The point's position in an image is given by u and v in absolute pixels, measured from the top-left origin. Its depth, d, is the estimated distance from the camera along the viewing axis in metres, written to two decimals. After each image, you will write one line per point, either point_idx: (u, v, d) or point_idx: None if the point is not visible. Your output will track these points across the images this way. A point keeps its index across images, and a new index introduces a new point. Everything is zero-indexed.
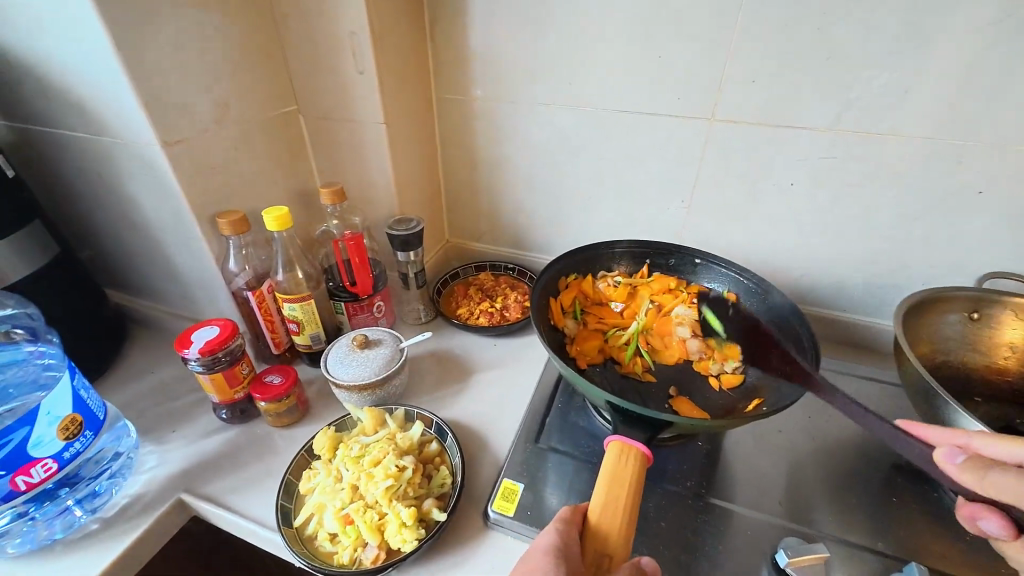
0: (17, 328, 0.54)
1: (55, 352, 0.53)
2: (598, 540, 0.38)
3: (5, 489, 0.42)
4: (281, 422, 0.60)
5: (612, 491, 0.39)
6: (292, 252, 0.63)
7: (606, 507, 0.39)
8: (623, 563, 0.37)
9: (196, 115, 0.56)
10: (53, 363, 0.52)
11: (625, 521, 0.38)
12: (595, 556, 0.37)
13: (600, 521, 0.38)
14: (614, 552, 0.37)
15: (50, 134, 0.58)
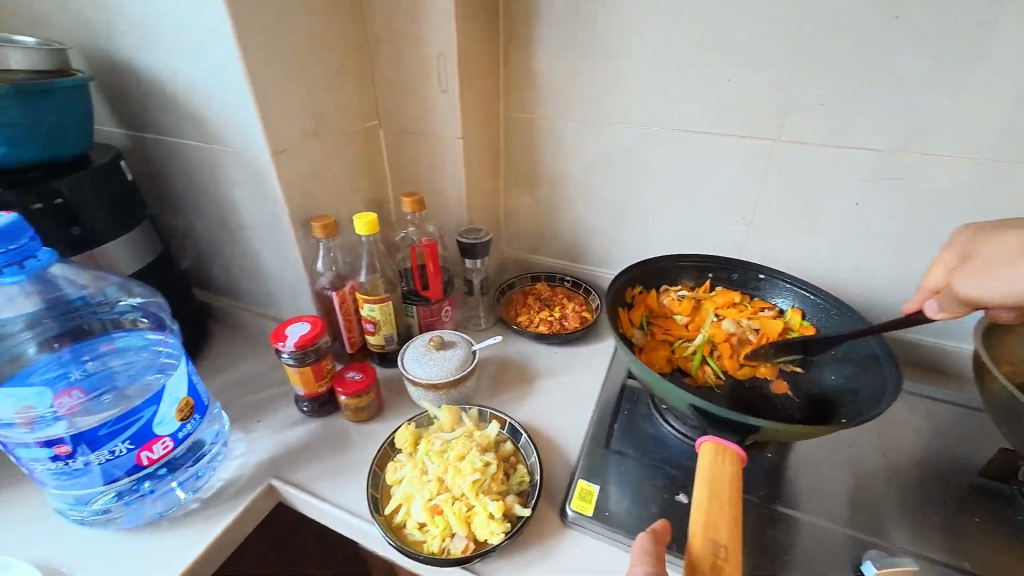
0: (144, 316, 0.58)
1: (171, 341, 0.57)
2: (705, 544, 0.37)
3: (132, 462, 0.47)
4: (358, 417, 0.63)
5: (717, 500, 0.39)
6: (375, 256, 0.67)
7: (713, 512, 0.38)
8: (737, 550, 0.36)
9: (298, 128, 0.61)
10: (169, 351, 0.56)
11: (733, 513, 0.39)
12: (709, 543, 0.37)
13: (705, 528, 0.38)
14: (727, 540, 0.37)
15: (164, 142, 0.64)
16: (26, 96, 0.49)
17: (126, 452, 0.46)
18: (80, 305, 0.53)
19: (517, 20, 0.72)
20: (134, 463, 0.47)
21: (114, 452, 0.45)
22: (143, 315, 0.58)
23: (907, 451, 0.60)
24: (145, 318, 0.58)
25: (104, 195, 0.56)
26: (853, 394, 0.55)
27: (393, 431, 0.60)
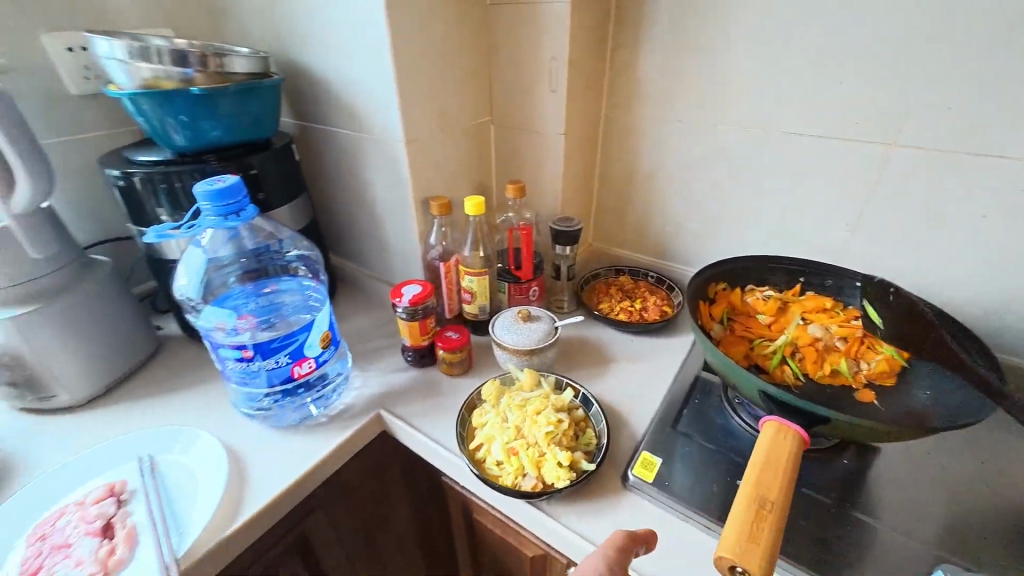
0: (302, 265, 0.75)
1: (318, 287, 0.72)
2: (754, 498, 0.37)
3: (287, 373, 0.60)
4: (451, 371, 0.72)
5: (773, 466, 0.39)
6: (479, 234, 0.76)
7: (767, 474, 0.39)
8: (782, 507, 0.36)
9: (427, 120, 0.72)
10: (316, 295, 0.70)
11: (784, 480, 0.39)
12: (755, 496, 0.37)
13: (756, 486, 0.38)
14: (774, 498, 0.37)
15: (323, 130, 0.79)
16: (243, 92, 0.66)
17: (285, 364, 0.60)
18: (264, 252, 0.71)
19: (627, 25, 0.77)
20: (288, 375, 0.61)
21: (277, 363, 0.59)
22: (301, 264, 0.75)
23: (1014, 483, 0.56)
24: (302, 267, 0.75)
25: (281, 169, 0.72)
26: (949, 408, 0.54)
27: (478, 387, 0.69)
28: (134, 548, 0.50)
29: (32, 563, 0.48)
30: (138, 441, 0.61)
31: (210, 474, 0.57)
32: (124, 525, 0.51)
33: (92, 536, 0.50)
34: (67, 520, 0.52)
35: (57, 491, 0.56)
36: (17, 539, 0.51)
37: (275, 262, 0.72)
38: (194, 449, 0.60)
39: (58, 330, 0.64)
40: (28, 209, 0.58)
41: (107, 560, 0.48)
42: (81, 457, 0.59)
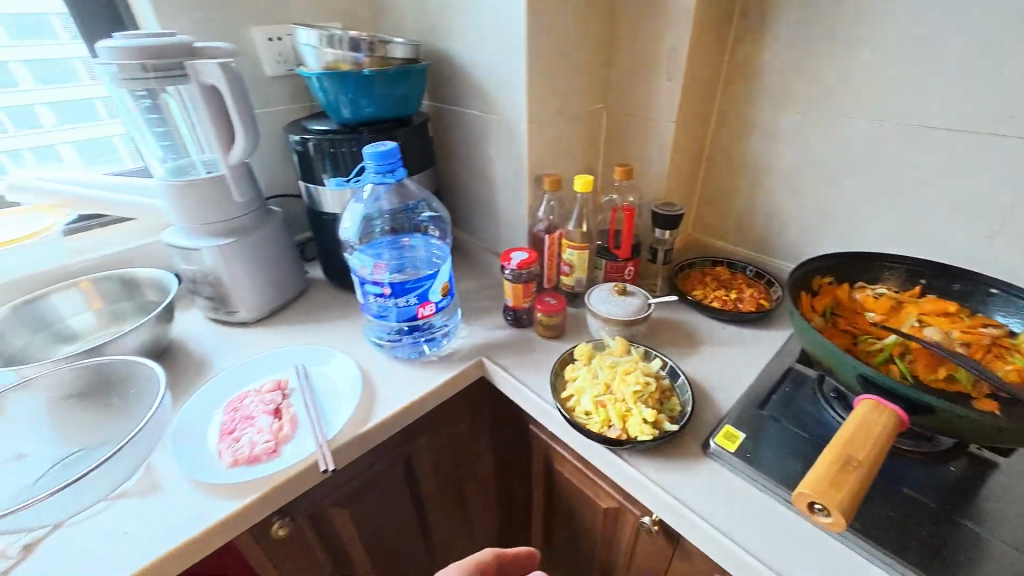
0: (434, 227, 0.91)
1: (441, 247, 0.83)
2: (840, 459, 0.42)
3: (414, 313, 0.70)
4: (546, 333, 0.80)
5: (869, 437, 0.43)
6: (584, 211, 0.82)
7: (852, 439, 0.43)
8: (870, 466, 0.40)
9: (549, 104, 0.79)
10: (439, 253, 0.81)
11: (875, 448, 0.42)
12: (844, 454, 0.42)
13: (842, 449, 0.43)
14: (863, 459, 0.41)
15: (453, 111, 0.90)
16: (400, 75, 0.78)
17: (413, 304, 0.69)
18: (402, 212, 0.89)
19: (753, 15, 0.78)
20: (414, 314, 0.71)
21: (406, 302, 0.69)
22: (433, 227, 0.91)
23: None
24: (434, 228, 0.91)
25: (421, 143, 0.86)
26: None
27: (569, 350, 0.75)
28: (298, 429, 0.63)
29: (229, 425, 0.62)
30: (297, 353, 0.76)
31: (351, 385, 0.69)
32: (290, 410, 0.65)
33: (269, 413, 0.63)
34: (251, 399, 0.66)
35: (241, 381, 0.71)
36: (217, 409, 0.66)
37: (411, 222, 0.90)
38: (335, 363, 0.73)
39: (245, 259, 0.82)
40: (241, 161, 0.75)
41: (281, 431, 0.61)
42: (258, 360, 0.75)
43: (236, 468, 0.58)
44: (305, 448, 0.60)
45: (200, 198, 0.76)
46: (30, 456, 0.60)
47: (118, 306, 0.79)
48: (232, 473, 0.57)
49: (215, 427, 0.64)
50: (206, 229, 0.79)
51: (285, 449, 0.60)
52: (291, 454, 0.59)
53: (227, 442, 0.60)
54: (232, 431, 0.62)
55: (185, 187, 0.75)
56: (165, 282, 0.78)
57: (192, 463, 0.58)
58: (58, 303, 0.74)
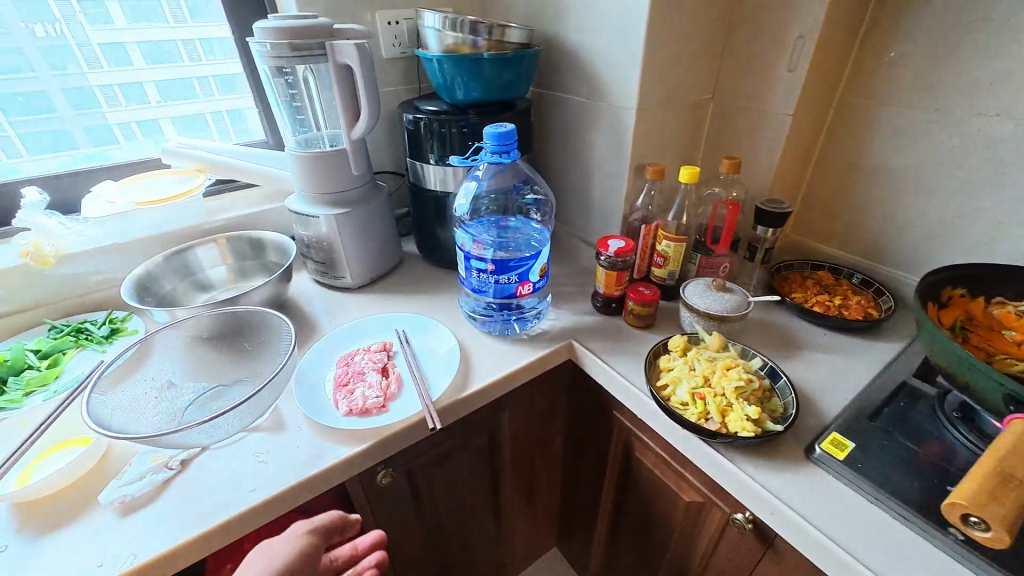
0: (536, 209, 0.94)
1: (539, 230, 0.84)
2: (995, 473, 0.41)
3: (514, 291, 0.73)
4: (636, 322, 0.80)
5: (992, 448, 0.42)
6: (685, 203, 0.81)
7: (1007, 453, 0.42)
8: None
9: (659, 91, 0.77)
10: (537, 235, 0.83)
11: None
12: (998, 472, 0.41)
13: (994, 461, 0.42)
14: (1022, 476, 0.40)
15: (556, 96, 0.90)
16: (515, 60, 0.81)
17: (513, 282, 0.72)
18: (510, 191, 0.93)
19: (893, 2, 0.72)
20: (512, 292, 0.73)
21: (507, 280, 0.71)
22: (536, 210, 0.94)
23: None
24: (536, 211, 0.94)
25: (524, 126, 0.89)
26: None
27: (662, 342, 0.75)
28: (403, 389, 0.68)
29: (343, 377, 0.68)
30: (397, 320, 0.81)
31: (450, 354, 0.73)
32: (395, 371, 0.70)
33: (378, 371, 0.69)
34: (360, 357, 0.72)
35: (349, 341, 0.77)
36: (331, 363, 0.72)
37: (516, 202, 0.94)
38: (432, 331, 0.78)
39: (353, 229, 0.87)
40: (361, 136, 0.80)
41: (388, 388, 0.67)
42: (363, 323, 0.80)
43: (350, 417, 0.63)
44: (410, 406, 0.65)
45: (322, 169, 0.82)
46: (179, 385, 0.69)
47: (245, 263, 0.90)
48: (347, 421, 0.63)
49: (329, 379, 0.70)
50: (324, 199, 0.85)
51: (393, 405, 0.65)
52: (398, 410, 0.64)
53: (342, 392, 0.66)
54: (345, 383, 0.67)
55: (311, 158, 0.81)
56: (286, 245, 0.86)
57: (313, 407, 0.64)
58: (201, 255, 0.87)
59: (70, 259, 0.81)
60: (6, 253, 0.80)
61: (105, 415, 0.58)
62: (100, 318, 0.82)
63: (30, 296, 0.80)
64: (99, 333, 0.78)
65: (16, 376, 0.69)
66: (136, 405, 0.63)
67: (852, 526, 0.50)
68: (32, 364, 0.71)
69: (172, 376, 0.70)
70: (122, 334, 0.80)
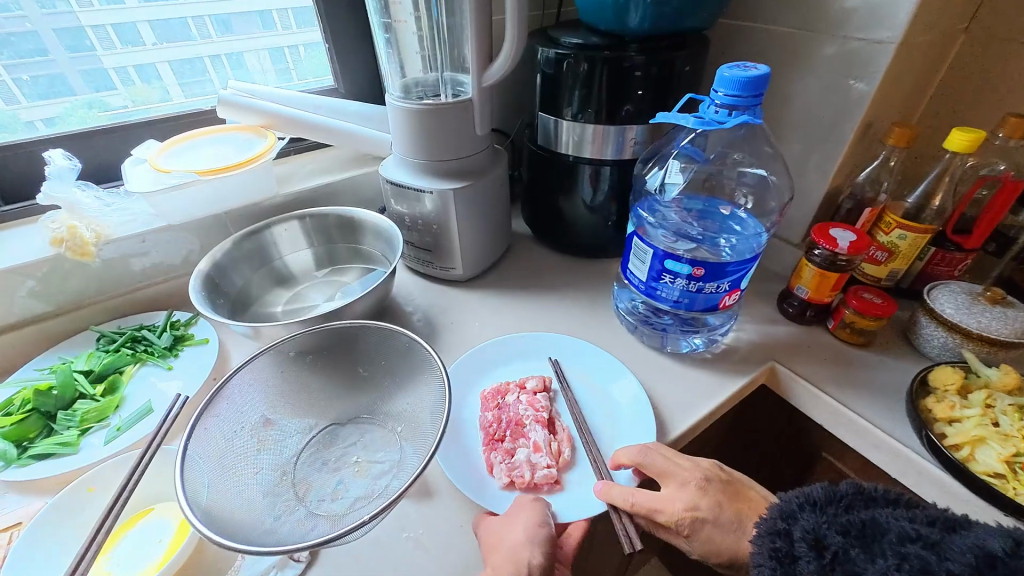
0: (744, 188, 0.67)
1: (733, 239, 0.63)
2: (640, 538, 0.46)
3: (718, 301, 0.54)
4: (851, 338, 0.61)
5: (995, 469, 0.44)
6: (938, 181, 0.60)
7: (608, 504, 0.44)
8: None
9: (930, 16, 0.53)
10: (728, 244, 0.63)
11: None
12: None
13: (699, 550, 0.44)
14: None
15: (745, 26, 0.67)
16: None
17: (722, 291, 0.53)
18: (727, 161, 0.66)
19: None
20: (716, 303, 0.54)
21: (717, 288, 0.53)
22: (750, 192, 0.67)
23: None
24: (748, 195, 0.67)
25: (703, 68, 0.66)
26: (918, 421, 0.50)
27: (918, 371, 0.56)
28: (576, 453, 0.50)
29: (497, 430, 0.51)
30: (542, 342, 0.62)
31: (632, 411, 0.53)
32: (564, 426, 0.52)
33: (543, 425, 0.51)
34: (515, 399, 0.54)
35: (486, 368, 0.59)
36: (472, 402, 0.55)
37: (727, 178, 0.67)
38: (590, 357, 0.60)
39: (474, 212, 0.67)
40: (495, 82, 0.59)
41: (562, 452, 0.49)
42: (498, 344, 0.61)
43: (513, 493, 0.46)
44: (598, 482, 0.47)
45: (439, 130, 0.61)
46: (277, 424, 0.52)
47: (334, 246, 0.72)
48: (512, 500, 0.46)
49: (476, 427, 0.52)
50: (439, 169, 0.64)
51: (569, 480, 0.48)
52: (584, 489, 0.47)
53: (498, 454, 0.49)
54: (502, 440, 0.50)
55: (426, 113, 0.59)
56: (391, 234, 0.67)
57: (462, 472, 0.47)
58: (280, 236, 0.68)
59: (115, 248, 0.63)
60: (35, 239, 0.62)
61: (207, 489, 0.41)
62: (159, 322, 0.65)
63: (72, 294, 0.63)
64: (161, 343, 0.61)
65: (66, 410, 0.53)
66: (234, 460, 0.47)
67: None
68: (84, 391, 0.55)
69: (267, 410, 0.52)
70: (190, 344, 0.62)
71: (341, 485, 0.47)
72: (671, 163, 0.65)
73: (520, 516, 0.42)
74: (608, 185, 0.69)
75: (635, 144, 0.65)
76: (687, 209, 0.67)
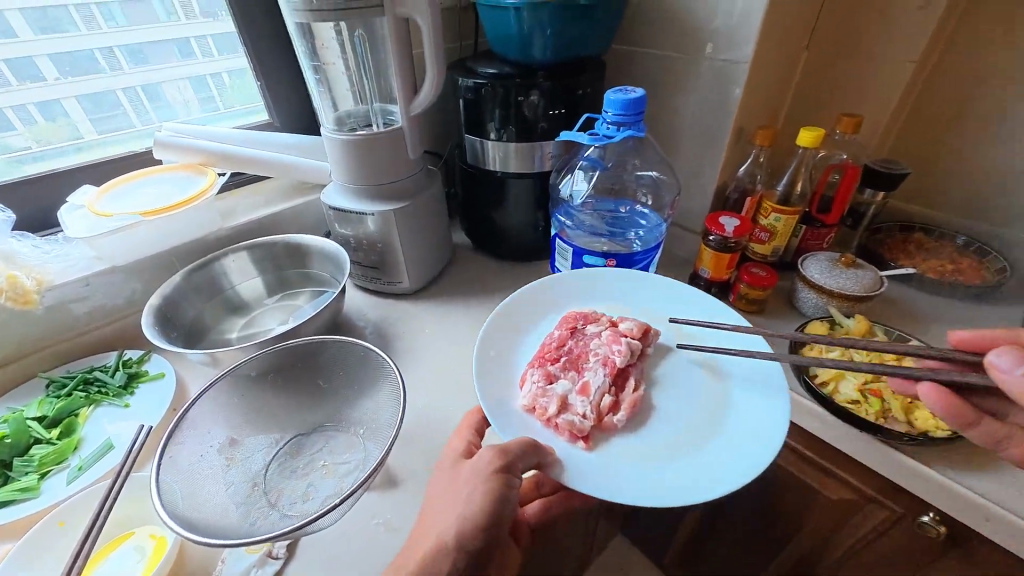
0: (645, 189, 0.78)
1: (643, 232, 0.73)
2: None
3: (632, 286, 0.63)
4: (746, 308, 0.72)
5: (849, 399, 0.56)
6: (799, 170, 0.72)
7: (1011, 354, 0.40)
8: None
9: (771, 42, 0.66)
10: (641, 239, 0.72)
11: None
12: None
13: None
14: None
15: (633, 52, 0.78)
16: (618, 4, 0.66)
17: None
18: (625, 167, 0.77)
19: None
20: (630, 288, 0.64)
21: None
22: (648, 192, 0.78)
23: None
24: (647, 194, 0.79)
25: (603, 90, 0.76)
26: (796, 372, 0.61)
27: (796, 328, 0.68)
28: (640, 427, 0.48)
29: (557, 353, 0.54)
30: (653, 288, 0.62)
31: (761, 393, 0.50)
32: (632, 389, 0.51)
33: (608, 372, 0.51)
34: (596, 336, 0.55)
35: (557, 301, 0.62)
36: (541, 331, 0.58)
37: (628, 181, 0.78)
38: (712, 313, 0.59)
39: (414, 229, 0.73)
40: (421, 111, 0.65)
41: (609, 416, 0.49)
42: (602, 282, 0.63)
43: (530, 415, 0.49)
44: (636, 457, 0.46)
45: (376, 156, 0.67)
46: (243, 441, 0.55)
47: (283, 272, 0.75)
48: (527, 422, 0.49)
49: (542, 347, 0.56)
50: (377, 192, 0.69)
51: (599, 445, 0.47)
52: (613, 453, 0.46)
53: (539, 376, 0.51)
54: (554, 363, 0.53)
55: (360, 143, 0.65)
56: (339, 255, 0.71)
57: (491, 391, 0.51)
58: (229, 267, 0.71)
59: (58, 294, 0.63)
60: None
61: (180, 502, 0.45)
62: (110, 363, 0.66)
63: (12, 345, 0.63)
64: (115, 382, 0.62)
65: (22, 456, 0.53)
66: (203, 479, 0.49)
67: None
68: (39, 436, 0.55)
69: (231, 429, 0.56)
70: (145, 380, 0.64)
71: (311, 487, 0.51)
72: (577, 172, 0.76)
73: (455, 510, 0.42)
74: (534, 196, 0.77)
75: (552, 158, 0.74)
76: (601, 210, 0.77)
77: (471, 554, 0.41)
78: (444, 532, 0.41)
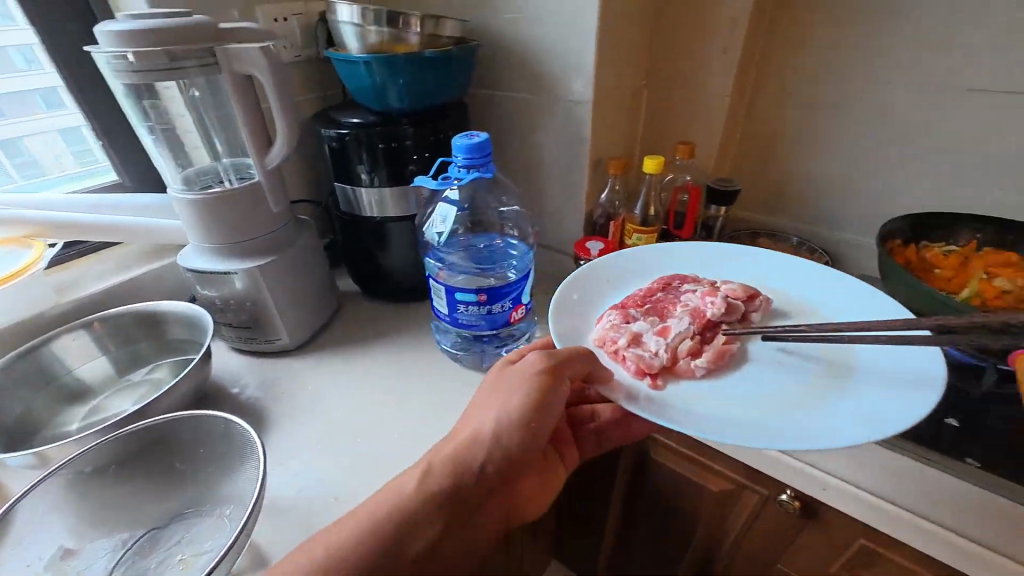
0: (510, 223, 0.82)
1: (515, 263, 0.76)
2: None
3: (508, 317, 0.65)
4: None
5: None
6: (652, 194, 0.80)
7: None
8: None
9: (608, 83, 0.74)
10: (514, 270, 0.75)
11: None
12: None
13: None
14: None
15: (492, 95, 0.82)
16: (462, 56, 0.69)
17: (507, 309, 0.64)
18: (485, 205, 0.80)
19: None
20: (507, 319, 0.65)
21: (502, 307, 0.63)
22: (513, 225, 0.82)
23: None
24: (512, 226, 0.83)
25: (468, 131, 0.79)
26: None
27: None
28: (722, 376, 0.49)
29: (652, 303, 0.56)
30: (792, 266, 0.62)
31: (918, 372, 0.46)
32: (718, 341, 0.52)
33: (692, 320, 0.53)
34: (697, 293, 0.57)
35: (662, 271, 0.64)
36: (636, 288, 0.61)
37: (491, 218, 0.81)
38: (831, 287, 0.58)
39: (287, 283, 0.70)
40: (279, 164, 0.64)
41: (684, 360, 0.50)
42: (723, 253, 0.65)
43: (599, 351, 0.52)
44: (701, 403, 0.47)
45: (233, 212, 0.64)
46: (84, 548, 0.49)
47: (139, 345, 0.68)
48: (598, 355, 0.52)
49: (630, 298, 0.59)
50: (239, 249, 0.66)
51: (667, 384, 0.49)
52: (682, 391, 0.48)
53: (617, 316, 0.55)
54: (633, 308, 0.56)
55: (213, 201, 0.62)
56: (201, 319, 0.66)
57: (565, 329, 0.54)
58: (67, 348, 0.63)
59: None
60: None
61: None
62: None
63: None
64: None
65: None
66: None
67: (917, 486, 0.49)
68: None
69: (68, 536, 0.49)
70: None
71: None
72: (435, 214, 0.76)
73: (458, 440, 0.48)
74: (413, 237, 0.78)
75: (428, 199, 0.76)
76: (479, 245, 0.79)
77: (508, 447, 0.48)
78: (483, 426, 0.48)
